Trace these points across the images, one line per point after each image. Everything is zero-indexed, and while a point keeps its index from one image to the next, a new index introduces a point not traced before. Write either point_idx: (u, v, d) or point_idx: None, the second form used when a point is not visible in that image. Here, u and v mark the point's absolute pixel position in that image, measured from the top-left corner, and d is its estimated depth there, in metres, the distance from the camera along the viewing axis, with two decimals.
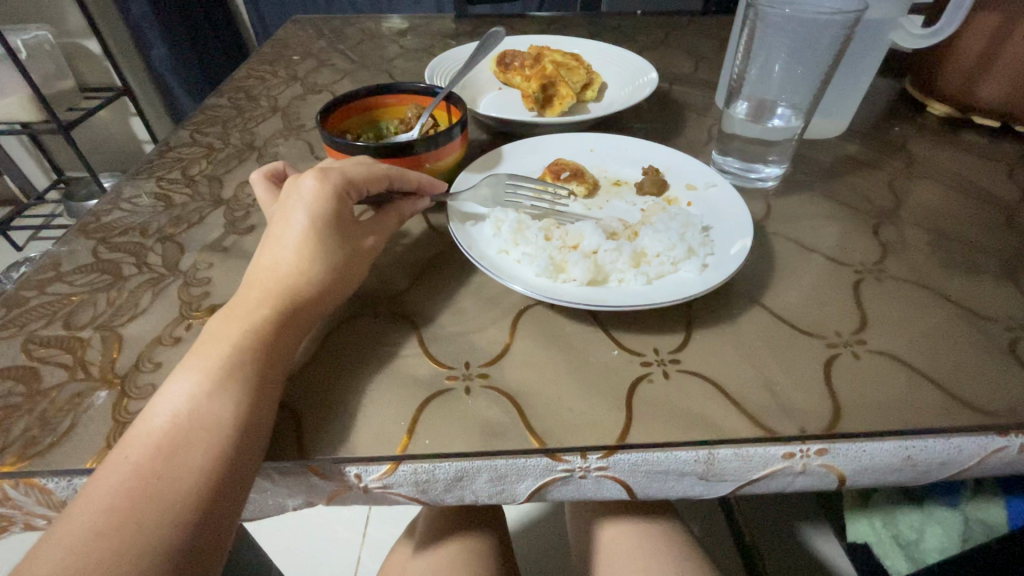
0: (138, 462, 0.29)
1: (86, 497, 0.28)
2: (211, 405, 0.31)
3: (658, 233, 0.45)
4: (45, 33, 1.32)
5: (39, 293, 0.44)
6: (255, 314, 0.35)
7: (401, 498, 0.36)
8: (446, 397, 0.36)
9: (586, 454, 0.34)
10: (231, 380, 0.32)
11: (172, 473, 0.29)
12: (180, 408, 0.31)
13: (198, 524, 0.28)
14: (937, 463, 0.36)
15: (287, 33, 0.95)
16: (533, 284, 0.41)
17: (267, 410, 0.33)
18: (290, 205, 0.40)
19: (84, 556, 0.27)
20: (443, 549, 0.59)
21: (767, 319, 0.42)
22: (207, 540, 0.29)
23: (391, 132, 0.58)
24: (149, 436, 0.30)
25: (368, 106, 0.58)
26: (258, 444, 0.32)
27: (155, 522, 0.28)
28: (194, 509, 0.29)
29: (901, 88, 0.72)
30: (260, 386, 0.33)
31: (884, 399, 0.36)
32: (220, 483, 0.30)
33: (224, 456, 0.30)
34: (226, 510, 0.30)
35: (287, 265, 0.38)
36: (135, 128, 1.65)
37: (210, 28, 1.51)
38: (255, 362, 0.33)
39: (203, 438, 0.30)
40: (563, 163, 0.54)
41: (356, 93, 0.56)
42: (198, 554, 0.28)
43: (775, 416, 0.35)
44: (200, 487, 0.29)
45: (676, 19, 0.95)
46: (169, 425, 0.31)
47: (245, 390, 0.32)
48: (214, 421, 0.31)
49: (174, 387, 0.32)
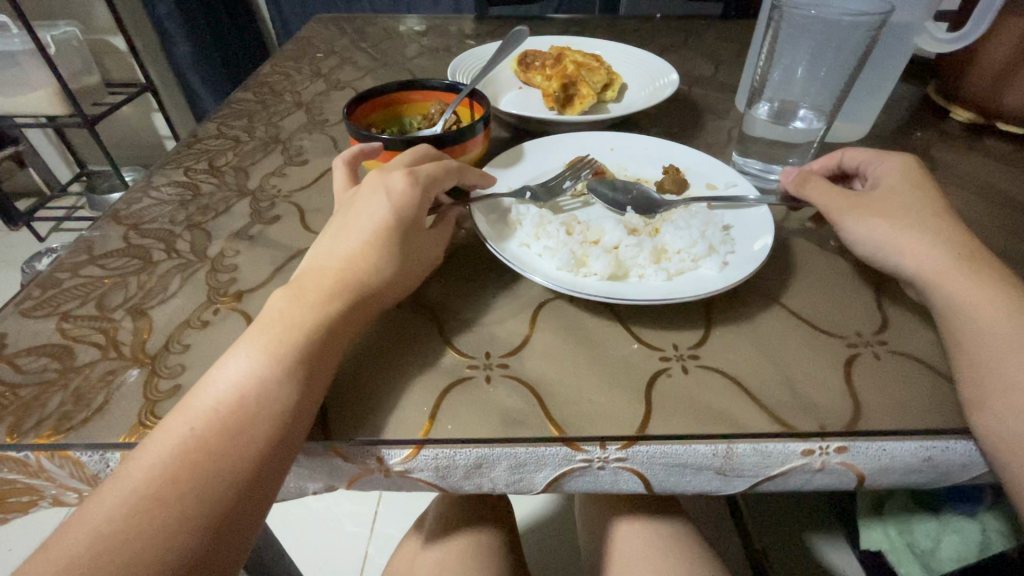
0: (182, 440, 0.30)
1: (130, 470, 0.29)
2: (266, 392, 0.32)
3: (679, 230, 0.45)
4: (73, 29, 1.36)
5: (72, 276, 0.45)
6: (293, 299, 0.36)
7: (420, 483, 0.37)
8: (467, 384, 0.37)
9: (605, 445, 0.35)
10: (290, 368, 0.33)
11: (211, 455, 0.30)
12: (223, 390, 0.32)
13: (233, 508, 0.29)
14: (957, 465, 0.36)
15: (311, 31, 0.97)
16: (555, 277, 0.42)
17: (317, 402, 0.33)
18: (370, 199, 0.42)
19: (126, 528, 0.27)
20: (455, 542, 0.59)
21: (787, 317, 0.42)
22: (239, 525, 0.29)
23: (414, 126, 0.59)
24: (191, 415, 0.31)
25: (393, 102, 0.59)
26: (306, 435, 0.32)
27: (193, 503, 0.28)
28: (230, 493, 0.29)
29: (924, 93, 0.72)
30: (306, 374, 0.33)
31: (906, 399, 0.36)
32: (255, 471, 0.30)
33: (267, 443, 0.30)
34: (260, 497, 0.30)
35: (339, 259, 0.39)
36: (156, 124, 1.68)
37: (233, 27, 1.53)
38: (300, 348, 0.34)
39: (244, 424, 0.31)
40: (582, 160, 0.55)
41: (382, 87, 0.57)
42: (230, 539, 0.29)
43: (795, 412, 0.35)
44: (237, 472, 0.30)
45: (696, 23, 0.96)
46: (212, 407, 0.31)
47: (304, 382, 0.33)
48: (253, 408, 0.31)
49: (221, 368, 0.33)
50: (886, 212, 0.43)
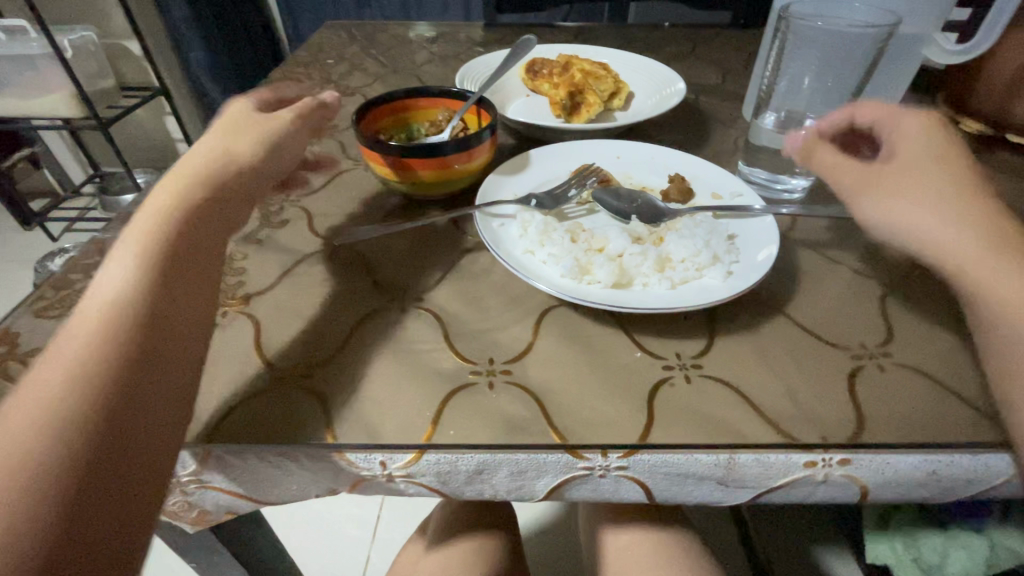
0: (34, 411, 0.27)
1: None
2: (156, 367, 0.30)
3: (683, 240, 0.46)
4: (90, 34, 1.38)
5: (84, 277, 0.46)
6: (173, 262, 0.34)
7: (422, 488, 0.37)
8: (470, 390, 0.37)
9: (607, 453, 0.35)
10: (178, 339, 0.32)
11: (74, 415, 0.27)
12: (77, 354, 0.29)
13: (115, 462, 0.27)
14: (963, 480, 0.36)
15: (322, 38, 0.99)
16: (558, 284, 0.42)
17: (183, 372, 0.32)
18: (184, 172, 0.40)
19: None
20: (458, 546, 0.60)
21: (790, 327, 0.42)
22: (130, 481, 0.27)
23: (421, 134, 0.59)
24: (39, 386, 0.28)
25: (401, 108, 0.59)
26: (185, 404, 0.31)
27: (66, 465, 0.26)
28: (109, 449, 0.27)
29: (933, 104, 0.72)
30: (156, 330, 0.31)
31: (911, 413, 0.36)
32: (134, 424, 0.28)
33: (163, 415, 0.30)
34: (151, 451, 0.28)
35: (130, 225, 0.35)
36: (169, 127, 1.70)
37: (246, 33, 1.56)
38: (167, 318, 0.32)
39: (107, 382, 0.28)
40: (588, 168, 0.55)
41: (390, 94, 0.58)
42: (122, 495, 0.27)
43: (798, 424, 0.35)
44: (112, 427, 0.28)
45: (704, 32, 0.96)
46: (63, 373, 0.28)
47: (188, 352, 0.32)
48: (103, 365, 0.29)
49: (73, 335, 0.30)
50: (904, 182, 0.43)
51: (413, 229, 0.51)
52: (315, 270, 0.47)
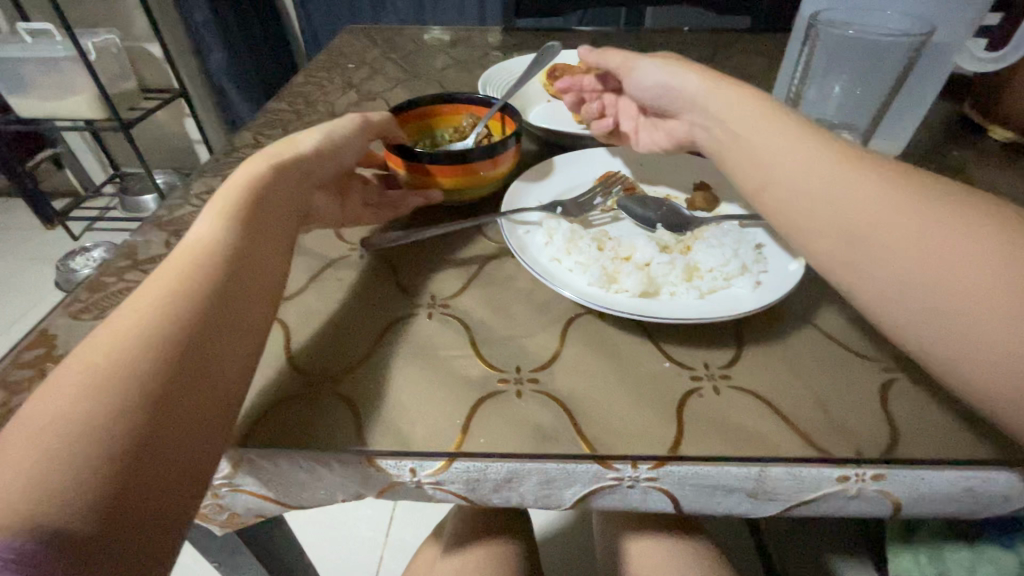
0: (85, 382, 0.27)
1: (24, 428, 0.26)
2: (210, 344, 0.31)
3: (711, 249, 0.45)
4: (113, 37, 1.41)
5: (117, 280, 0.47)
6: (216, 238, 0.35)
7: (449, 495, 0.37)
8: (498, 398, 0.37)
9: (636, 464, 0.35)
10: (227, 319, 0.32)
11: (125, 385, 0.27)
12: (131, 328, 0.29)
13: (163, 432, 0.27)
14: (999, 497, 0.35)
15: (343, 42, 0.99)
16: (586, 292, 0.42)
17: (238, 351, 0.32)
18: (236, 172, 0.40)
19: (32, 477, 0.24)
20: (475, 551, 0.60)
21: (819, 338, 0.42)
22: (176, 451, 0.27)
23: (446, 140, 0.60)
24: (89, 358, 0.28)
25: (425, 114, 0.60)
26: (236, 379, 0.31)
27: (114, 433, 0.26)
28: (156, 418, 0.27)
29: (960, 110, 0.70)
30: (206, 307, 0.32)
31: (947, 429, 0.35)
32: (182, 396, 0.28)
33: (216, 389, 0.30)
34: (196, 423, 0.28)
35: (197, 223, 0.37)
36: (188, 128, 1.73)
37: (264, 36, 1.58)
38: (222, 297, 0.33)
39: (157, 354, 0.29)
40: (612, 175, 0.55)
41: (416, 101, 0.59)
42: (168, 465, 0.26)
43: (830, 437, 0.35)
44: (160, 397, 0.27)
45: (723, 37, 0.95)
46: (114, 346, 0.28)
47: (237, 330, 0.32)
48: (153, 339, 0.29)
49: (127, 313, 0.31)
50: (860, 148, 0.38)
51: (438, 236, 0.52)
52: (341, 275, 0.47)
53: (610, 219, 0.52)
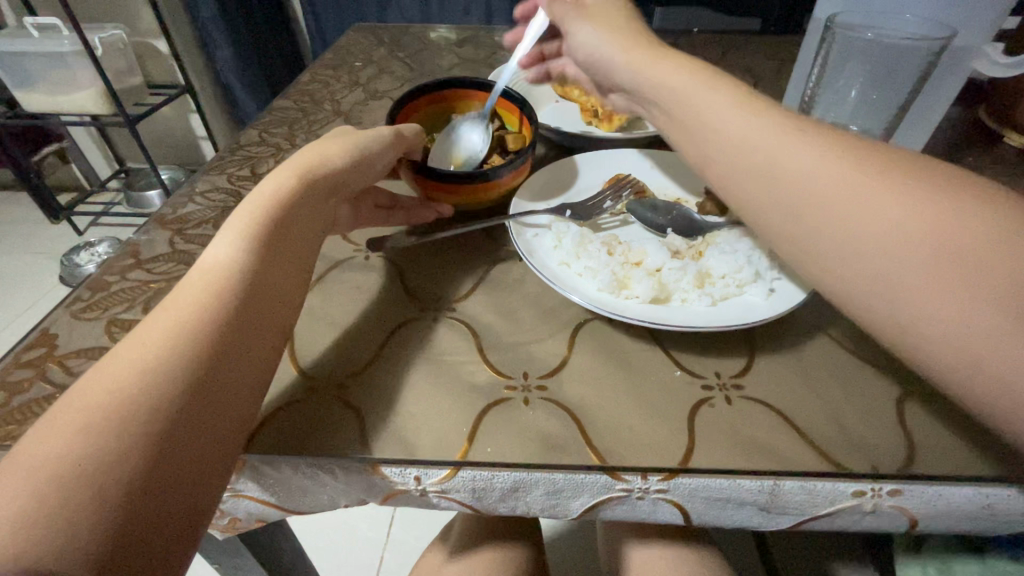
0: (106, 398, 0.27)
1: (38, 442, 0.25)
2: (230, 363, 0.31)
3: (724, 255, 0.45)
4: (120, 32, 1.40)
5: (120, 279, 0.47)
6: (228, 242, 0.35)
7: (455, 504, 0.36)
8: (506, 405, 0.36)
9: (647, 476, 0.34)
10: (246, 337, 0.32)
11: (145, 404, 0.27)
12: (155, 346, 0.30)
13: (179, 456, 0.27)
14: (1018, 515, 0.34)
15: (350, 40, 0.99)
16: (595, 298, 0.42)
17: (255, 372, 0.32)
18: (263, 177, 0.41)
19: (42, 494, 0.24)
20: (478, 556, 0.59)
21: (833, 348, 0.41)
22: (192, 477, 0.27)
23: (452, 128, 0.59)
24: (112, 373, 0.28)
25: (432, 100, 0.59)
26: (252, 402, 0.31)
27: (131, 454, 0.25)
28: (174, 442, 0.27)
29: (975, 116, 0.69)
30: (230, 329, 0.32)
31: (966, 444, 0.34)
32: (201, 418, 0.28)
33: (232, 411, 0.30)
34: (213, 448, 0.28)
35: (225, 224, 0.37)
36: (193, 125, 1.72)
37: (271, 33, 1.57)
38: (243, 313, 0.33)
39: (179, 374, 0.29)
40: (623, 177, 0.54)
41: (426, 87, 0.58)
42: (182, 491, 0.26)
43: (846, 451, 0.34)
44: (181, 419, 0.27)
45: (733, 39, 0.94)
46: (137, 363, 0.29)
47: (255, 349, 0.33)
48: (176, 360, 0.29)
49: (148, 329, 0.31)
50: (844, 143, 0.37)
51: (444, 238, 0.51)
52: (346, 277, 0.46)
53: (617, 224, 0.51)
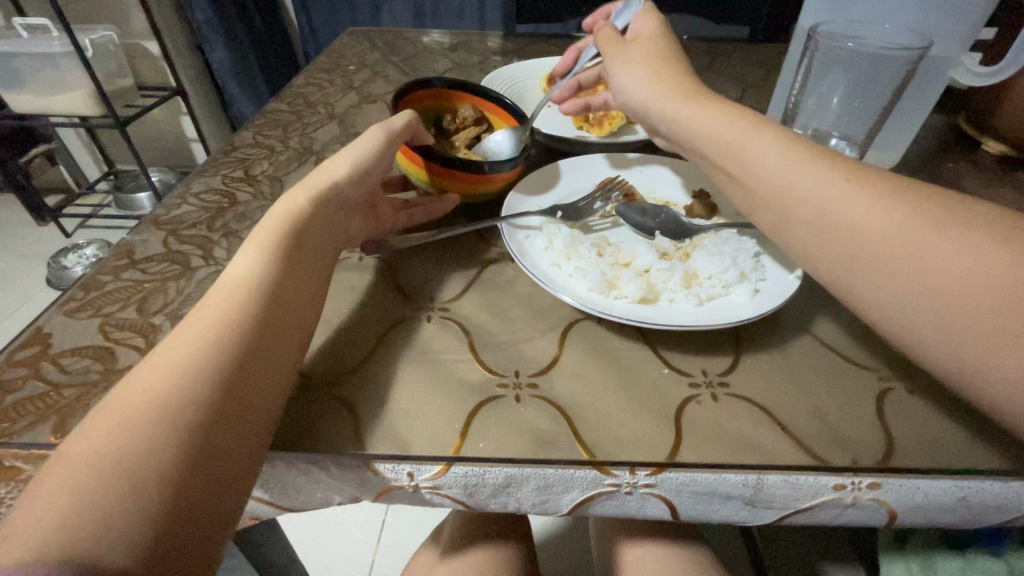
0: (134, 411, 0.28)
1: (71, 458, 0.27)
2: (250, 376, 0.32)
3: (711, 256, 0.46)
4: (110, 34, 1.40)
5: (114, 279, 0.47)
6: None
7: (447, 500, 0.37)
8: (497, 403, 0.37)
9: (635, 470, 0.34)
10: (263, 349, 0.33)
11: (171, 420, 0.28)
12: (177, 362, 0.31)
13: (206, 468, 0.28)
14: (993, 506, 0.35)
15: (343, 43, 0.99)
16: (586, 298, 0.43)
17: (274, 382, 0.33)
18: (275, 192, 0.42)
19: (77, 510, 0.25)
20: (470, 555, 0.59)
21: (816, 347, 0.42)
22: (218, 487, 0.28)
23: (446, 126, 0.60)
24: (139, 387, 0.29)
25: (426, 96, 0.59)
26: (273, 410, 0.32)
27: (161, 467, 0.27)
28: (201, 454, 0.28)
29: (955, 123, 0.71)
30: (248, 342, 0.33)
31: (942, 439, 0.36)
32: (224, 431, 0.29)
33: (255, 421, 0.31)
34: (238, 458, 0.29)
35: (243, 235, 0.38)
36: (184, 127, 1.72)
37: (264, 36, 1.57)
38: (260, 325, 0.34)
39: (203, 389, 0.30)
40: (612, 180, 0.55)
41: (427, 82, 0.59)
42: (210, 501, 0.27)
43: (827, 446, 0.35)
44: (206, 432, 0.29)
45: (722, 46, 0.96)
46: (164, 375, 0.30)
47: (272, 359, 0.34)
48: (198, 375, 0.30)
49: (168, 344, 0.32)
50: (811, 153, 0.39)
51: (438, 240, 0.52)
52: (340, 277, 0.47)
53: (606, 224, 0.52)
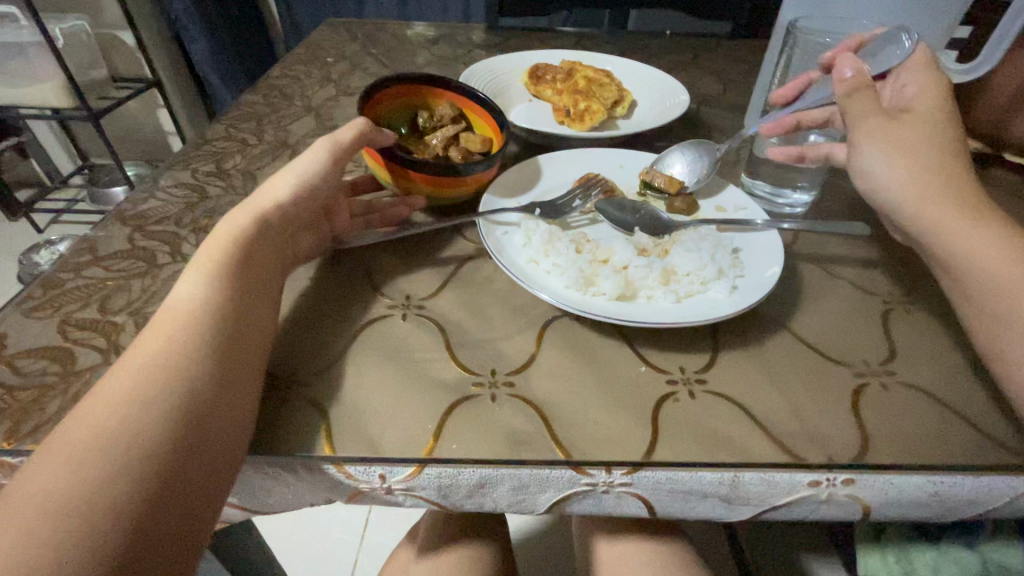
0: (95, 433, 0.28)
1: (32, 485, 0.26)
2: (222, 393, 0.31)
3: (689, 252, 0.46)
4: (82, 23, 1.36)
5: (76, 276, 0.45)
6: None
7: (420, 501, 0.36)
8: (473, 402, 0.36)
9: (611, 470, 0.34)
10: (234, 364, 0.33)
11: (139, 447, 0.28)
12: (144, 387, 0.30)
13: (171, 502, 0.27)
14: (965, 500, 0.36)
15: (322, 35, 0.97)
16: (563, 295, 0.42)
17: (246, 400, 0.33)
18: (246, 204, 0.42)
19: (39, 539, 0.24)
20: (449, 554, 0.59)
21: (793, 344, 0.42)
22: (181, 522, 0.27)
23: (421, 124, 0.59)
24: (103, 408, 0.29)
25: (401, 94, 0.58)
26: (245, 429, 0.32)
27: (121, 503, 0.26)
28: (164, 488, 0.27)
29: None
30: (220, 366, 0.32)
31: (914, 435, 0.36)
32: (194, 453, 0.29)
33: (227, 441, 0.30)
34: (207, 486, 0.29)
35: (213, 247, 0.38)
36: (161, 120, 1.68)
37: (243, 27, 1.54)
38: (229, 339, 0.34)
39: (171, 409, 0.29)
40: (592, 177, 0.54)
41: (398, 77, 0.58)
42: (174, 536, 0.27)
43: (803, 443, 0.35)
44: (172, 464, 0.28)
45: (705, 41, 0.96)
46: (128, 395, 0.29)
47: (243, 375, 0.33)
48: (168, 400, 0.30)
49: (133, 361, 0.31)
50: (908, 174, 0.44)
51: (414, 237, 0.51)
52: (312, 274, 0.46)
53: (586, 221, 0.52)
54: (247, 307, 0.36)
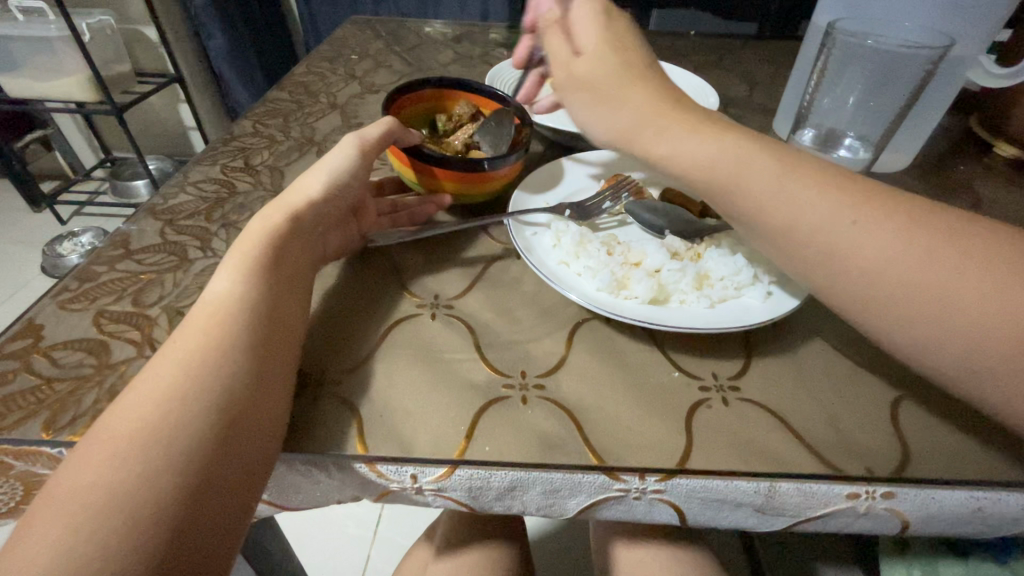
0: (136, 429, 0.28)
1: (77, 480, 0.26)
2: (258, 391, 0.31)
3: (722, 257, 0.45)
4: (108, 19, 1.37)
5: (109, 270, 0.46)
6: None
7: (449, 502, 0.36)
8: (504, 404, 0.36)
9: (645, 477, 0.34)
10: (269, 362, 0.33)
11: (178, 444, 0.28)
12: (184, 383, 0.30)
13: (209, 500, 0.27)
14: (1008, 517, 0.35)
15: (346, 32, 0.98)
16: (595, 298, 0.41)
17: (281, 398, 0.32)
18: (278, 203, 0.42)
19: (85, 534, 0.25)
20: (467, 554, 0.59)
21: (828, 351, 0.41)
22: (219, 520, 0.27)
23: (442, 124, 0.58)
24: (143, 404, 0.29)
25: (420, 97, 0.58)
26: (280, 427, 0.32)
27: (163, 501, 0.26)
28: (204, 486, 0.27)
29: (966, 125, 0.70)
30: (256, 364, 0.32)
31: (956, 449, 0.35)
32: (231, 451, 0.29)
33: (263, 439, 0.30)
34: (244, 484, 0.29)
35: (246, 244, 0.38)
36: (183, 115, 1.70)
37: (264, 23, 1.55)
38: (264, 336, 0.34)
39: (209, 407, 0.29)
40: (621, 179, 0.54)
41: (415, 82, 0.58)
42: (213, 534, 0.27)
43: (841, 454, 0.34)
44: (211, 462, 0.28)
45: (730, 42, 0.95)
46: (168, 392, 0.30)
47: (278, 372, 0.33)
48: (206, 398, 0.30)
49: (171, 358, 0.32)
50: (826, 169, 0.38)
51: (441, 236, 0.51)
52: (340, 272, 0.46)
53: (614, 223, 0.51)
54: (279, 303, 0.36)
